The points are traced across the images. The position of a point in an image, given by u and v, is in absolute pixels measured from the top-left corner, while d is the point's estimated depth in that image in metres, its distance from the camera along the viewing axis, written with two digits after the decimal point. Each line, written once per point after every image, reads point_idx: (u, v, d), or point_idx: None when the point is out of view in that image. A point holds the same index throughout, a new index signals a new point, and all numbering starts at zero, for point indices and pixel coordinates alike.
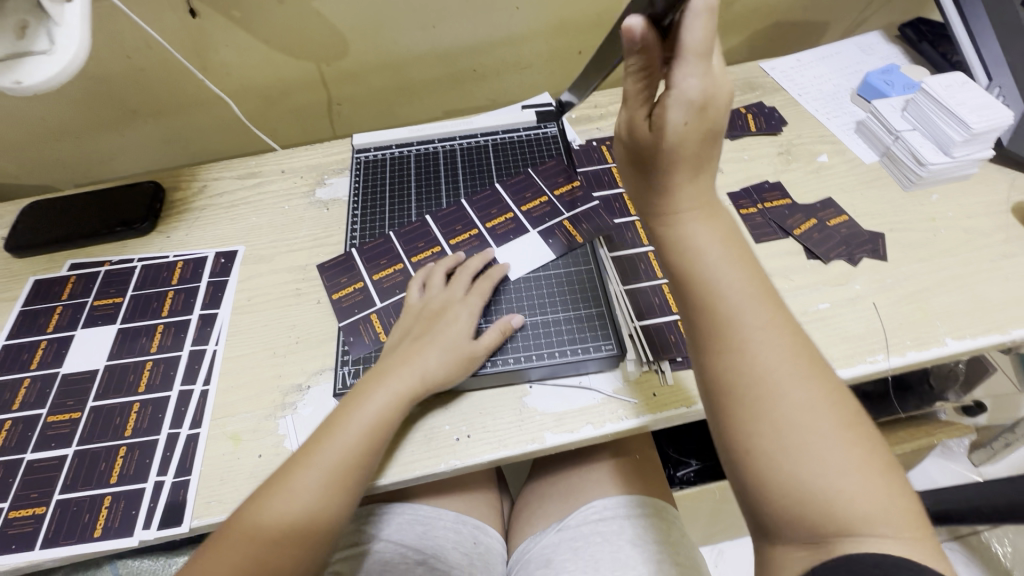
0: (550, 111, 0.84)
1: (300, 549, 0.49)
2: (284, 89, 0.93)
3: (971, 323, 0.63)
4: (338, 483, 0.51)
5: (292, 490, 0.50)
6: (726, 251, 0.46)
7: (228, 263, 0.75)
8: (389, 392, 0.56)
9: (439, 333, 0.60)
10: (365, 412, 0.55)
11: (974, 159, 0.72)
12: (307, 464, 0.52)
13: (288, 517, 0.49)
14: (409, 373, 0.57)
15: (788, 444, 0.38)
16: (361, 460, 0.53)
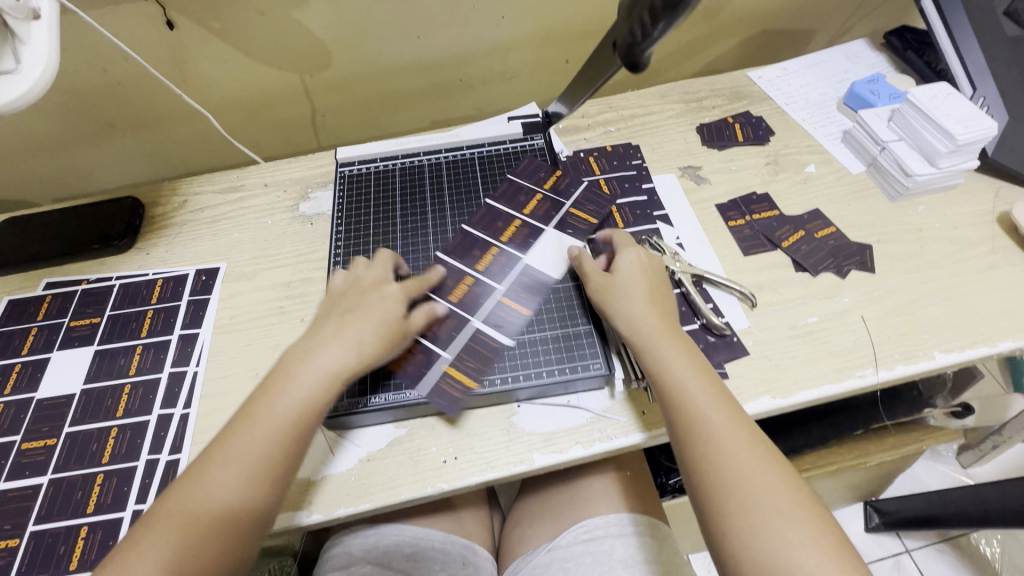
0: (536, 123, 0.83)
1: (239, 519, 0.47)
2: (267, 100, 0.91)
3: (959, 335, 0.63)
4: (264, 457, 0.49)
5: (212, 472, 0.48)
6: (691, 361, 0.54)
7: (210, 281, 0.74)
8: (317, 371, 0.53)
9: (378, 308, 0.58)
10: (287, 386, 0.52)
11: (960, 170, 0.72)
12: (242, 431, 0.50)
13: (216, 499, 0.47)
14: (341, 348, 0.54)
15: (759, 532, 0.45)
16: (285, 437, 0.50)
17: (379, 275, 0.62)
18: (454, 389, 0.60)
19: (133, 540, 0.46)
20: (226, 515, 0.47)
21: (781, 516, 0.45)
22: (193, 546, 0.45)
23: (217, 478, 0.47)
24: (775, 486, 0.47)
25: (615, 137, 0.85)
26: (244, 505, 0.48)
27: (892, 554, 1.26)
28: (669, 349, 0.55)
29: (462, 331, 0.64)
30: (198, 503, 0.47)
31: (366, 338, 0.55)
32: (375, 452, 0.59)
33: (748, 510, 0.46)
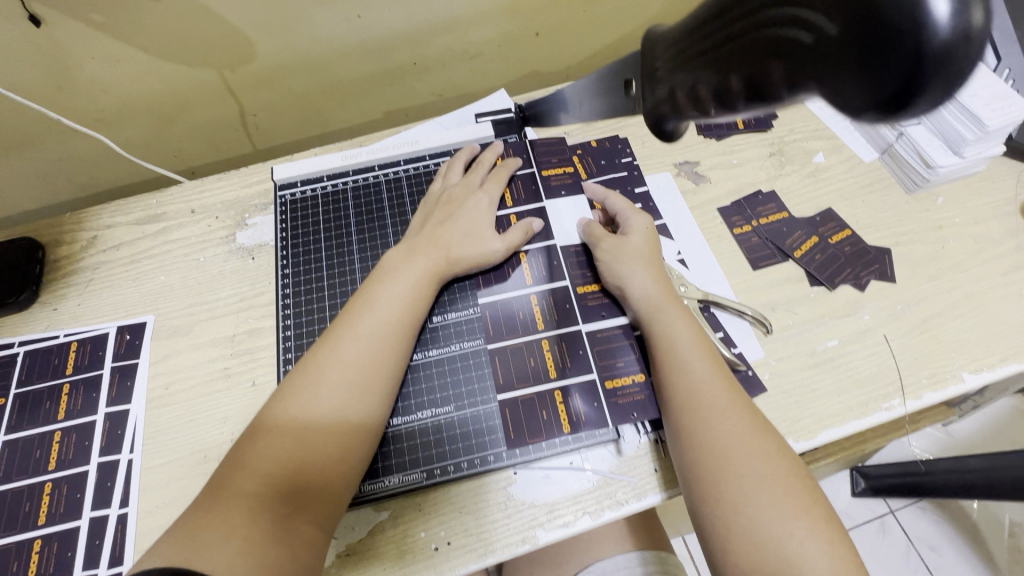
0: (508, 120, 0.71)
1: (355, 433, 0.45)
2: (181, 101, 0.76)
3: (987, 351, 0.58)
4: (388, 335, 0.49)
5: (334, 359, 0.46)
6: (696, 338, 0.52)
7: (136, 341, 0.62)
8: (416, 268, 0.54)
9: (467, 218, 0.60)
10: (398, 272, 0.54)
11: (985, 157, 0.64)
12: (351, 336, 0.48)
13: (341, 376, 0.46)
14: (435, 249, 0.56)
15: (753, 503, 0.43)
16: (402, 314, 0.51)
17: (467, 181, 0.64)
18: (440, 472, 0.52)
19: (257, 425, 0.44)
20: (355, 398, 0.46)
21: (773, 500, 0.42)
22: (325, 423, 0.44)
23: (341, 354, 0.47)
24: (771, 473, 0.44)
25: (600, 129, 0.74)
26: (371, 386, 0.46)
27: (876, 517, 1.23)
28: (674, 318, 0.53)
29: (441, 397, 0.55)
30: (324, 380, 0.45)
31: (455, 245, 0.58)
32: (354, 543, 0.51)
33: (742, 493, 0.43)
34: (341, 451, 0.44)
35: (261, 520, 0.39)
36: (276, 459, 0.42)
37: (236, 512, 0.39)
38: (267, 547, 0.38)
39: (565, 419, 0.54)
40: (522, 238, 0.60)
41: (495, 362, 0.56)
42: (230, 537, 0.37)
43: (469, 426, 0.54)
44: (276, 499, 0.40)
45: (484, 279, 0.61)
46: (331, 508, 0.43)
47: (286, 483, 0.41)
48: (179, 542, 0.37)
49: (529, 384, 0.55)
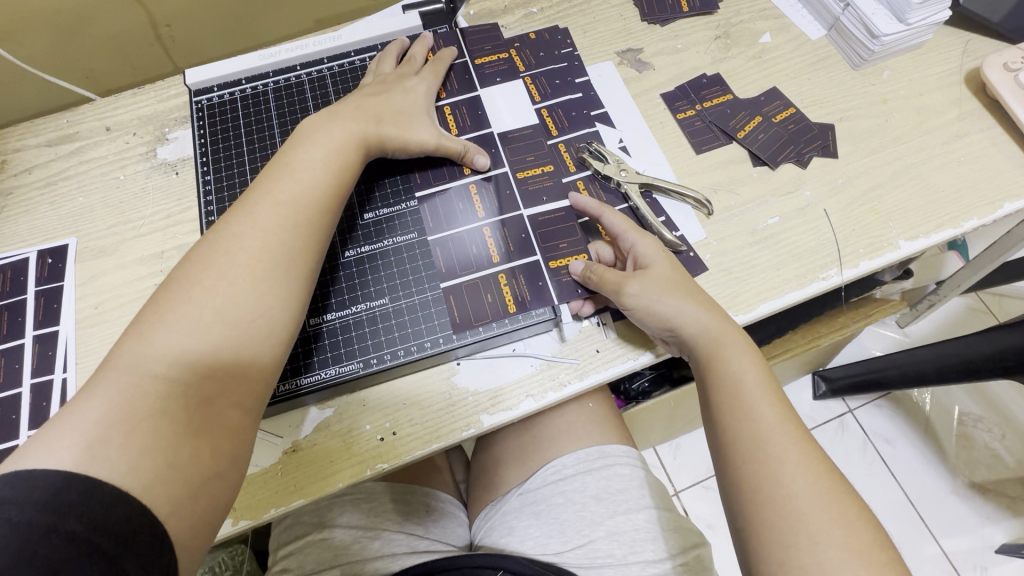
0: (438, 11, 0.67)
1: (277, 306, 0.44)
2: (83, 11, 0.69)
3: (924, 219, 0.58)
4: (301, 229, 0.46)
5: (251, 228, 0.45)
6: (760, 375, 0.47)
7: (60, 264, 0.59)
8: (339, 132, 0.51)
9: (399, 100, 0.56)
10: (308, 156, 0.49)
11: (930, 24, 0.62)
12: (268, 205, 0.46)
13: (257, 247, 0.44)
14: (364, 116, 0.53)
15: (819, 549, 0.39)
16: (316, 205, 0.48)
17: (402, 70, 0.60)
18: (377, 361, 0.51)
19: (154, 318, 0.41)
20: (269, 292, 0.43)
21: (808, 484, 0.41)
22: (237, 316, 0.42)
23: (250, 247, 0.44)
24: (834, 516, 0.40)
25: (539, 20, 0.69)
26: (287, 282, 0.44)
27: (836, 416, 1.19)
28: (734, 350, 0.48)
29: (377, 291, 0.54)
30: (232, 275, 0.43)
31: (385, 120, 0.54)
32: (299, 440, 0.51)
33: (809, 540, 0.39)
34: (258, 345, 0.42)
35: (170, 416, 0.38)
36: (181, 351, 0.40)
37: (138, 408, 0.37)
38: (186, 433, 0.38)
39: (507, 302, 0.53)
40: (461, 150, 0.56)
41: (433, 254, 0.55)
42: (134, 434, 0.36)
43: (405, 316, 0.53)
44: (185, 392, 0.39)
45: (419, 172, 0.58)
46: (252, 403, 0.42)
47: (197, 377, 0.40)
48: (86, 432, 0.35)
49: (471, 271, 0.54)
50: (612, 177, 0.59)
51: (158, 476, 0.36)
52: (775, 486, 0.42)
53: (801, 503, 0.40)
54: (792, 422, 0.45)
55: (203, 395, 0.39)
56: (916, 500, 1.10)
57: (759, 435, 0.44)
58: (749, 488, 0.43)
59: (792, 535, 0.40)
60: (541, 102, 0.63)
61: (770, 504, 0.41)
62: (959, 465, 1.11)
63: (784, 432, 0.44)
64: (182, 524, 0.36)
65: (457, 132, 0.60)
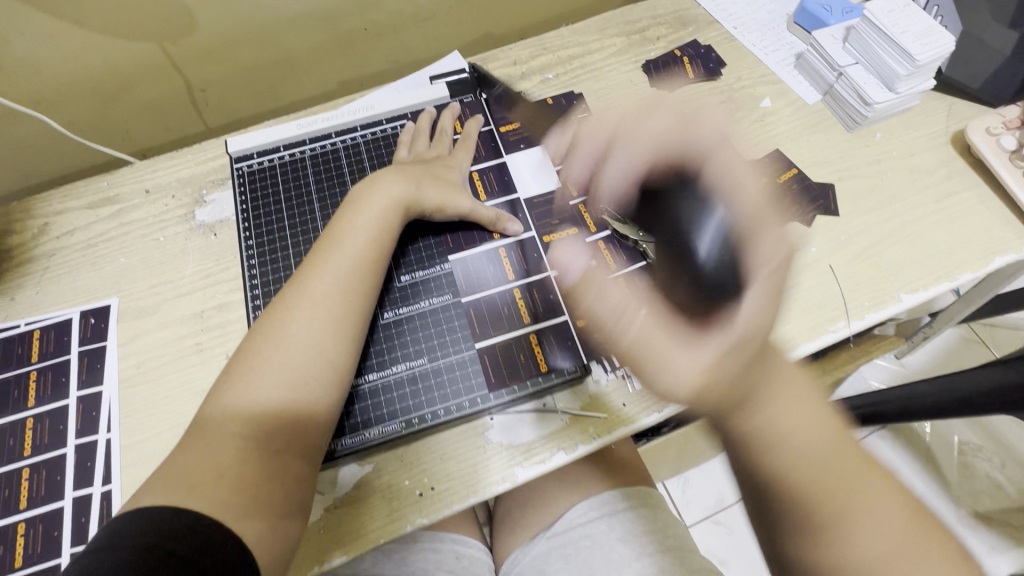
0: (464, 81, 0.72)
1: (329, 366, 0.47)
2: (124, 79, 0.73)
3: (922, 273, 0.62)
4: (353, 287, 0.51)
5: (303, 297, 0.49)
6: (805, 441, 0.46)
7: (102, 324, 0.61)
8: (381, 197, 0.56)
9: (439, 170, 0.62)
10: (357, 222, 0.54)
11: (917, 92, 0.68)
12: (320, 274, 0.50)
13: (309, 314, 0.48)
14: (407, 181, 0.58)
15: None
16: (362, 265, 0.52)
17: (437, 145, 0.66)
18: (417, 421, 0.54)
19: (235, 375, 0.46)
20: (322, 351, 0.47)
21: (876, 516, 0.44)
22: (299, 372, 0.46)
23: (306, 310, 0.48)
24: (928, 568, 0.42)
25: (554, 86, 0.75)
26: (343, 336, 0.49)
27: None
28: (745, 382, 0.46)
29: (415, 350, 0.56)
30: (296, 331, 0.47)
31: (426, 182, 0.59)
32: (341, 497, 0.53)
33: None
34: (321, 393, 0.46)
35: (251, 459, 0.42)
36: (258, 402, 0.44)
37: (225, 454, 0.42)
38: (260, 479, 0.41)
39: (541, 361, 0.56)
40: (493, 218, 0.61)
41: (468, 314, 0.58)
42: (222, 475, 0.40)
43: (443, 376, 0.55)
44: (263, 439, 0.43)
45: (452, 236, 0.62)
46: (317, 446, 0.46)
47: (269, 426, 0.44)
48: (181, 477, 0.40)
49: (503, 330, 0.57)
50: (628, 236, 0.64)
51: (241, 510, 0.40)
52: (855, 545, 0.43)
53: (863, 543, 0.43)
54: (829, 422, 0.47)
55: (273, 444, 0.43)
56: None
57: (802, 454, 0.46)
58: (810, 545, 0.45)
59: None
60: (560, 165, 0.69)
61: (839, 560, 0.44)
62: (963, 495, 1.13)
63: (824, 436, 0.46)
64: (264, 553, 0.40)
65: (485, 197, 0.66)
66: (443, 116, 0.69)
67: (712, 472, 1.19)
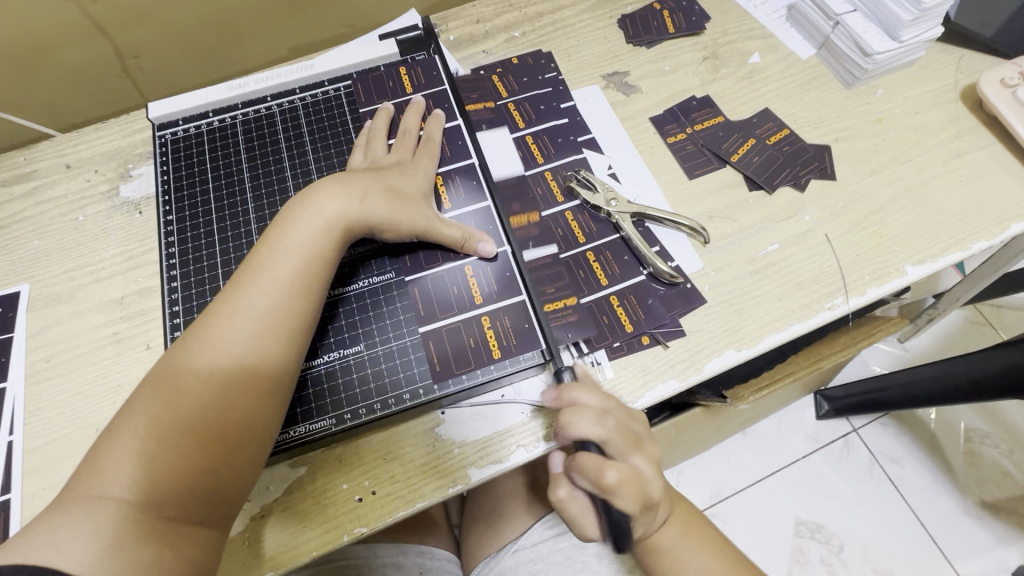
0: (416, 38, 0.64)
1: (239, 421, 0.41)
2: (42, 44, 0.66)
3: (930, 242, 0.55)
4: (273, 326, 0.44)
5: (212, 340, 0.42)
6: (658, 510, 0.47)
7: (10, 313, 0.55)
8: (315, 224, 0.47)
9: (396, 180, 0.52)
10: (283, 244, 0.46)
11: (922, 41, 0.61)
12: (233, 311, 0.43)
13: (219, 365, 0.42)
14: (351, 205, 0.48)
15: None
16: (286, 299, 0.44)
17: (397, 153, 0.55)
18: (351, 417, 0.47)
19: (121, 425, 0.40)
20: (232, 408, 0.41)
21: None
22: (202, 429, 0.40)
23: (214, 360, 0.42)
24: None
25: (520, 45, 0.68)
26: (258, 382, 0.43)
27: (840, 437, 1.14)
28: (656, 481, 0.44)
29: (351, 337, 0.50)
30: (204, 373, 0.41)
31: (375, 199, 0.49)
32: (268, 504, 0.46)
33: None
34: (230, 447, 0.41)
35: (129, 524, 0.37)
36: (151, 451, 0.39)
37: (103, 512, 0.36)
38: (146, 551, 0.36)
39: (494, 346, 0.49)
40: (460, 238, 0.51)
41: (413, 296, 0.51)
42: (99, 532, 0.36)
43: (382, 365, 0.49)
44: (154, 504, 0.38)
45: (412, 256, 0.53)
46: (225, 504, 0.41)
47: (163, 489, 0.38)
48: (47, 548, 0.35)
49: (452, 312, 0.50)
50: (601, 207, 0.56)
51: None
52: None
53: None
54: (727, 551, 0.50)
55: (167, 514, 0.38)
56: (928, 524, 1.05)
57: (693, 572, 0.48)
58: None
59: None
60: (521, 130, 0.61)
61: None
62: (969, 484, 1.07)
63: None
64: None
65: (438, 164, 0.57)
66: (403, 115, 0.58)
67: (706, 465, 1.13)
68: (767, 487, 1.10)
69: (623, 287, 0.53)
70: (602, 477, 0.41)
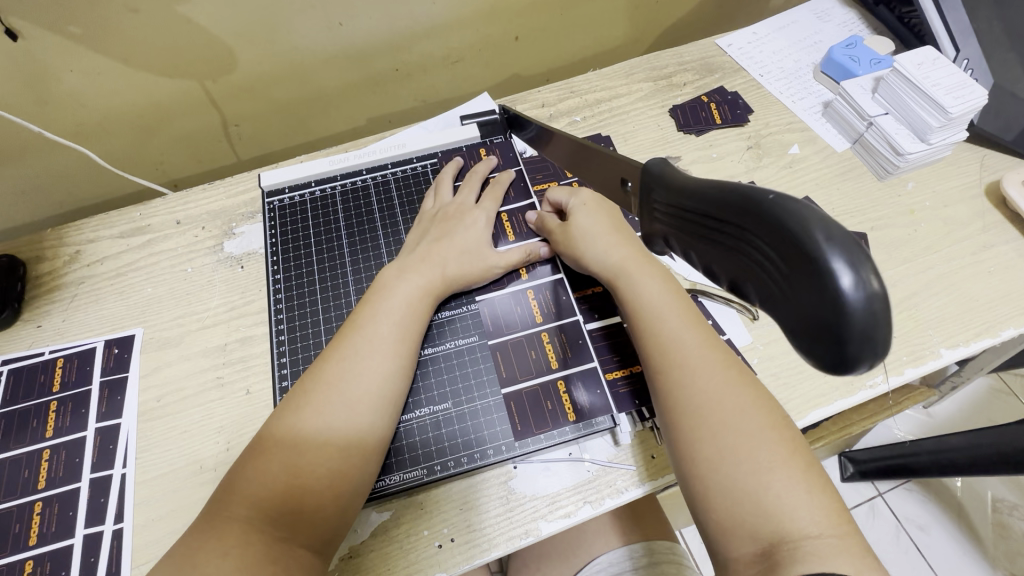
0: (494, 122, 0.72)
1: (343, 452, 0.47)
2: (163, 113, 0.75)
3: (962, 327, 0.60)
4: (372, 372, 0.50)
5: (325, 379, 0.50)
6: (667, 292, 0.51)
7: (125, 354, 0.61)
8: (405, 286, 0.55)
9: (465, 235, 0.60)
10: (382, 301, 0.54)
11: (950, 143, 0.67)
12: (342, 356, 0.51)
13: (329, 400, 0.49)
14: (431, 269, 0.57)
15: (748, 470, 0.41)
16: (384, 346, 0.52)
17: (459, 200, 0.63)
18: (440, 468, 0.52)
19: (253, 455, 0.47)
20: (338, 438, 0.47)
21: (765, 444, 0.42)
22: (313, 459, 0.46)
23: (324, 394, 0.49)
24: (757, 417, 0.43)
25: (582, 128, 0.76)
26: (359, 424, 0.49)
27: (866, 500, 1.15)
28: (643, 277, 0.51)
29: (439, 394, 0.55)
30: (313, 417, 0.48)
31: (449, 262, 0.58)
32: (356, 546, 0.50)
33: (729, 445, 0.42)
34: (332, 479, 0.46)
35: (254, 541, 0.42)
36: (271, 483, 0.45)
37: (234, 530, 0.43)
38: (265, 565, 0.42)
39: (569, 409, 0.55)
40: (522, 258, 0.60)
41: (495, 358, 0.57)
42: (229, 551, 0.41)
43: (468, 421, 0.54)
44: (272, 524, 0.44)
45: (491, 321, 0.59)
46: (326, 534, 0.46)
47: (281, 511, 0.44)
48: (190, 561, 0.41)
49: (531, 374, 0.56)
50: None
51: None
52: (691, 372, 0.46)
53: (752, 474, 0.41)
54: (741, 381, 0.45)
55: (281, 534, 0.43)
56: None
57: (715, 397, 0.44)
58: (675, 381, 0.46)
59: (716, 423, 0.43)
60: None
61: (735, 519, 0.40)
62: (999, 557, 1.06)
63: (736, 395, 0.44)
64: None
65: (516, 236, 0.64)
66: (473, 166, 0.67)
67: None
68: None
69: None
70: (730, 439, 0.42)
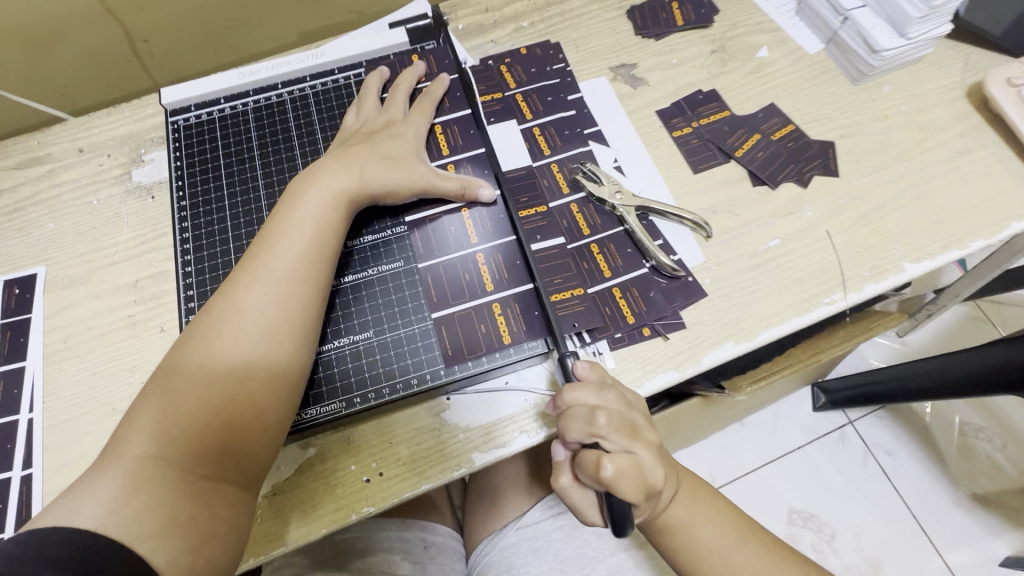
0: (425, 27, 0.64)
1: (266, 383, 0.44)
2: (56, 28, 0.67)
3: (929, 239, 0.56)
4: (287, 297, 0.46)
5: (234, 304, 0.45)
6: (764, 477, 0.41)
7: (27, 295, 0.56)
8: (319, 194, 0.49)
9: (389, 146, 0.54)
10: (295, 217, 0.48)
11: (931, 38, 0.61)
12: (254, 279, 0.46)
13: (243, 330, 0.44)
14: (347, 176, 0.51)
15: None
16: (301, 267, 0.47)
17: (384, 112, 0.57)
18: (359, 400, 0.49)
19: (158, 387, 0.43)
20: (257, 370, 0.44)
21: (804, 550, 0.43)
22: (230, 392, 0.42)
23: (235, 322, 0.44)
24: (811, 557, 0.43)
25: (529, 34, 0.68)
26: (280, 353, 0.44)
27: (836, 428, 1.14)
28: None
29: (360, 323, 0.51)
30: (223, 346, 0.43)
31: (371, 169, 0.52)
32: (279, 483, 0.48)
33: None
34: (254, 414, 0.43)
35: (169, 480, 0.39)
36: (179, 420, 0.41)
37: (142, 469, 0.39)
38: (184, 503, 0.39)
39: (504, 331, 0.51)
40: (457, 190, 0.54)
41: (425, 282, 0.53)
42: (139, 492, 0.38)
43: (390, 350, 0.51)
44: (187, 461, 0.40)
45: (420, 244, 0.54)
46: (255, 470, 0.43)
47: (196, 449, 0.41)
48: (96, 503, 0.37)
49: (463, 299, 0.52)
50: (606, 200, 0.57)
51: (155, 532, 0.37)
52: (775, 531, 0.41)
53: None
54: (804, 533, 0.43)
55: (201, 471, 0.40)
56: (919, 515, 1.05)
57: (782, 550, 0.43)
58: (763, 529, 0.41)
59: None
60: (527, 124, 0.61)
61: None
62: (961, 478, 1.07)
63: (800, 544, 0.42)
64: None
65: (450, 152, 0.58)
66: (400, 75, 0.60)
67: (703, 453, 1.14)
68: (763, 476, 1.11)
69: (626, 280, 0.54)
70: (598, 471, 0.40)
